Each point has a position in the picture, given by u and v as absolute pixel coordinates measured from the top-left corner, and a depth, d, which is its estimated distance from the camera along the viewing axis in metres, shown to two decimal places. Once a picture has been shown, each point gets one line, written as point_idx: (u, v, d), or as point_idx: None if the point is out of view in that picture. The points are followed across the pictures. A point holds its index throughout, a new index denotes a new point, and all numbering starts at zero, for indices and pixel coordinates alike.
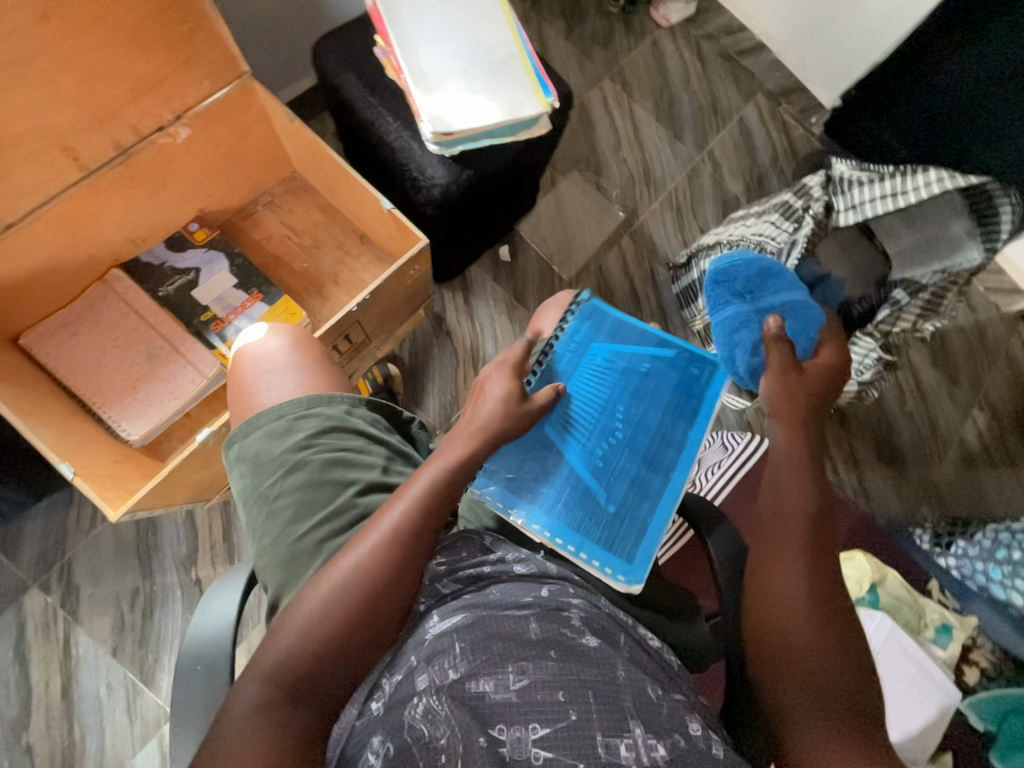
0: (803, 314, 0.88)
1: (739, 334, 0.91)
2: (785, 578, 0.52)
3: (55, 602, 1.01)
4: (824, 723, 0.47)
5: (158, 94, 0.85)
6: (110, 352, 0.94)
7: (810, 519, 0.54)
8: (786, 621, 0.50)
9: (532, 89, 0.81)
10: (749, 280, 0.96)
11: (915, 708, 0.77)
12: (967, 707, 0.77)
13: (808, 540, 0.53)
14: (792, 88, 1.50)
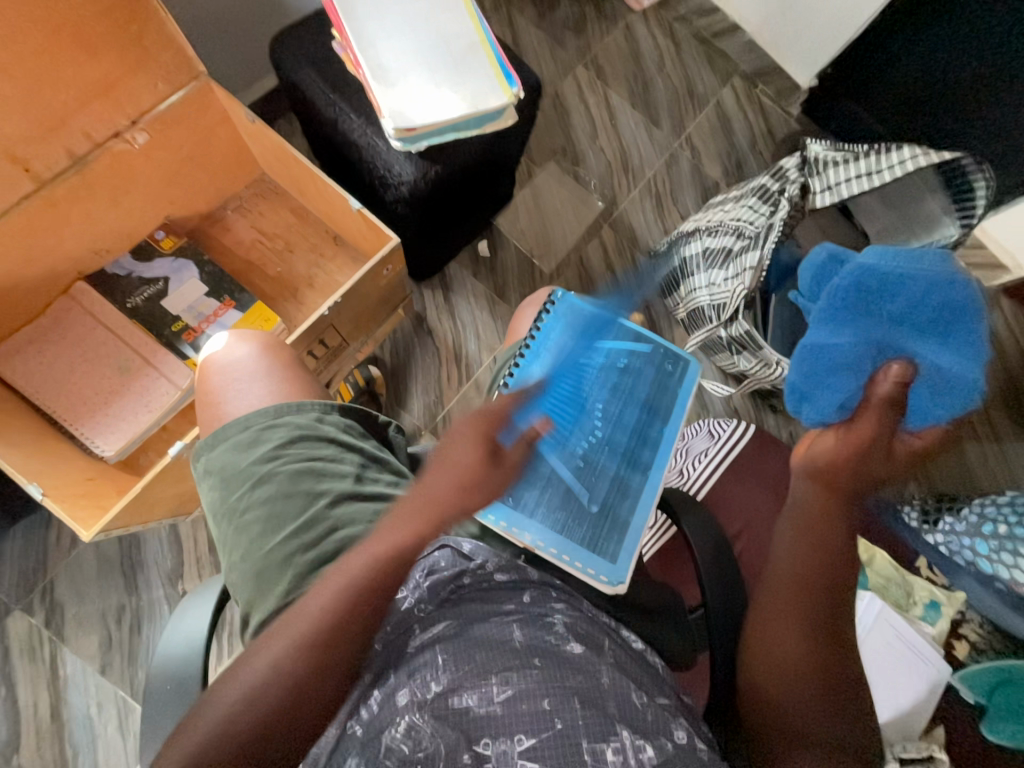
0: (957, 394, 0.49)
1: (837, 376, 0.55)
2: (782, 637, 0.48)
3: (39, 623, 0.99)
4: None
5: (110, 99, 0.82)
6: (79, 367, 0.92)
7: (807, 568, 0.49)
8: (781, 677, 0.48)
9: (496, 79, 0.79)
10: (912, 308, 0.54)
11: (903, 685, 0.76)
12: (959, 682, 0.78)
13: (806, 594, 0.49)
14: (769, 69, 1.49)
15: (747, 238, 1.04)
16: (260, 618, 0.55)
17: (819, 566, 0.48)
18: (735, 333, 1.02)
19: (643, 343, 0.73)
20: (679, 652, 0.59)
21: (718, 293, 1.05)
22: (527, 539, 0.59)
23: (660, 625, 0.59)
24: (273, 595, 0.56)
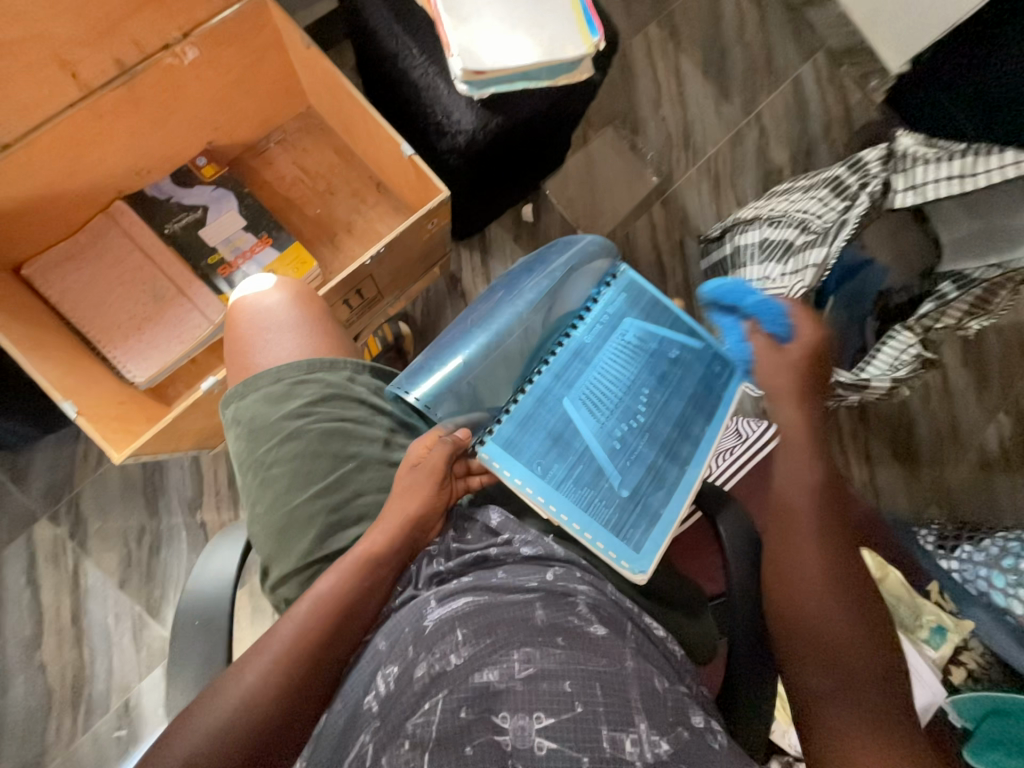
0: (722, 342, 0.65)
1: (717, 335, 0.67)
2: (800, 557, 0.51)
3: (64, 534, 1.03)
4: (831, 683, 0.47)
5: (164, 7, 0.77)
6: (115, 290, 0.91)
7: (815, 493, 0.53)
8: (807, 595, 0.50)
9: (576, 26, 0.72)
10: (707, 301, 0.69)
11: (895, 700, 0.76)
12: (949, 706, 0.76)
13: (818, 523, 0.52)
14: (858, 48, 1.36)
15: (812, 233, 0.97)
16: (282, 572, 0.56)
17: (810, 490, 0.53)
18: None
19: (699, 337, 0.67)
20: (700, 648, 0.58)
21: (772, 288, 0.99)
22: (537, 499, 0.57)
23: (682, 617, 0.58)
24: (296, 553, 0.56)
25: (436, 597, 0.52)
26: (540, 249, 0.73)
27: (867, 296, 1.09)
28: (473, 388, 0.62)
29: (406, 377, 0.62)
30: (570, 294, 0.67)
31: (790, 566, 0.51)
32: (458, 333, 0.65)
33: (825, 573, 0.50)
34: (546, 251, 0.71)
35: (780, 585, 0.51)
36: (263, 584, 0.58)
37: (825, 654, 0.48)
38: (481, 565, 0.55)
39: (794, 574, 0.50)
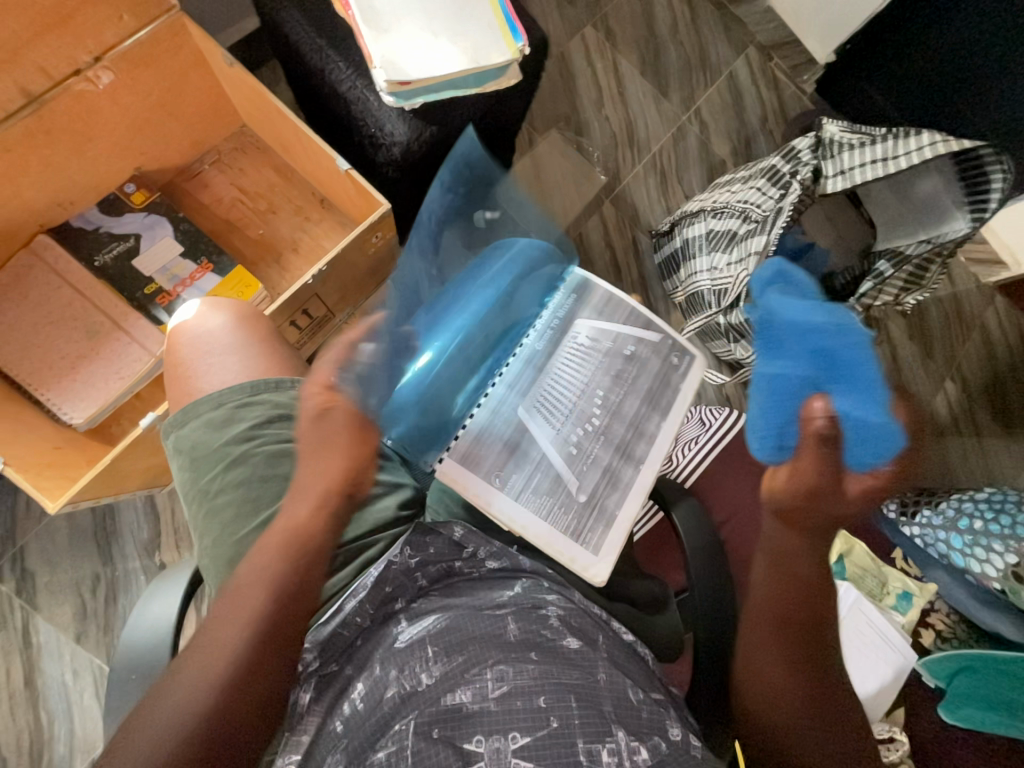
0: (868, 443, 0.47)
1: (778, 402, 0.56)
2: (776, 680, 0.47)
3: (10, 591, 0.97)
4: None
5: (70, 31, 0.74)
6: (43, 329, 0.86)
7: (797, 607, 0.48)
8: (782, 728, 0.46)
9: (500, 33, 0.72)
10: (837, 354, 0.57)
11: (872, 670, 0.76)
12: (921, 668, 0.78)
13: (795, 643, 0.47)
14: (786, 40, 1.41)
15: (753, 221, 0.99)
16: None
17: (796, 600, 0.48)
18: (734, 320, 0.99)
19: (653, 330, 0.66)
20: (667, 646, 0.58)
21: (720, 278, 1.02)
22: (498, 514, 0.57)
23: (649, 615, 0.58)
24: None
25: (406, 617, 0.52)
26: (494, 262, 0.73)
27: (811, 280, 1.11)
28: (421, 401, 0.61)
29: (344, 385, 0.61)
30: (521, 301, 0.67)
31: (759, 688, 0.48)
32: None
33: (800, 704, 0.46)
34: None
35: (755, 710, 0.48)
36: (217, 621, 0.55)
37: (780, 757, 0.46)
38: (445, 580, 0.54)
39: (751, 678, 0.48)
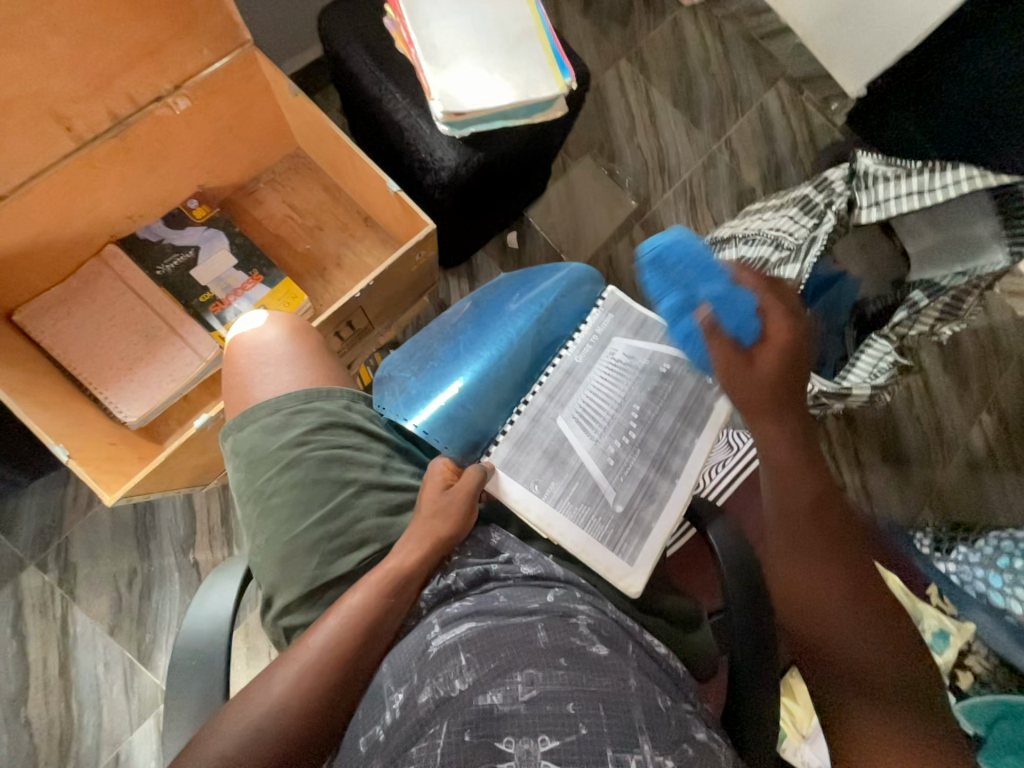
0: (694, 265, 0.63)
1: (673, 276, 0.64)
2: (816, 572, 0.48)
3: (53, 581, 1.01)
4: (865, 707, 0.46)
5: (155, 61, 0.81)
6: (106, 332, 0.92)
7: (801, 502, 0.51)
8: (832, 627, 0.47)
9: (549, 68, 0.77)
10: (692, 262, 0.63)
11: None
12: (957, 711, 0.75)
13: (823, 538, 0.49)
14: (816, 75, 1.45)
15: (786, 249, 1.01)
16: (285, 603, 0.55)
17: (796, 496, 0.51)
18: None
19: None
20: (699, 664, 0.57)
21: None
22: (535, 522, 0.56)
23: (682, 634, 0.58)
24: (299, 581, 0.55)
25: (437, 621, 0.49)
26: (526, 279, 0.72)
27: (842, 310, 1.14)
28: (472, 411, 0.61)
29: (379, 389, 0.63)
30: (560, 317, 0.66)
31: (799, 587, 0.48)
32: (447, 360, 0.64)
33: (838, 593, 0.47)
34: (532, 277, 0.71)
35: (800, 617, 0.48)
36: (265, 617, 0.57)
37: (857, 680, 0.46)
38: (481, 584, 0.52)
39: (820, 602, 0.47)
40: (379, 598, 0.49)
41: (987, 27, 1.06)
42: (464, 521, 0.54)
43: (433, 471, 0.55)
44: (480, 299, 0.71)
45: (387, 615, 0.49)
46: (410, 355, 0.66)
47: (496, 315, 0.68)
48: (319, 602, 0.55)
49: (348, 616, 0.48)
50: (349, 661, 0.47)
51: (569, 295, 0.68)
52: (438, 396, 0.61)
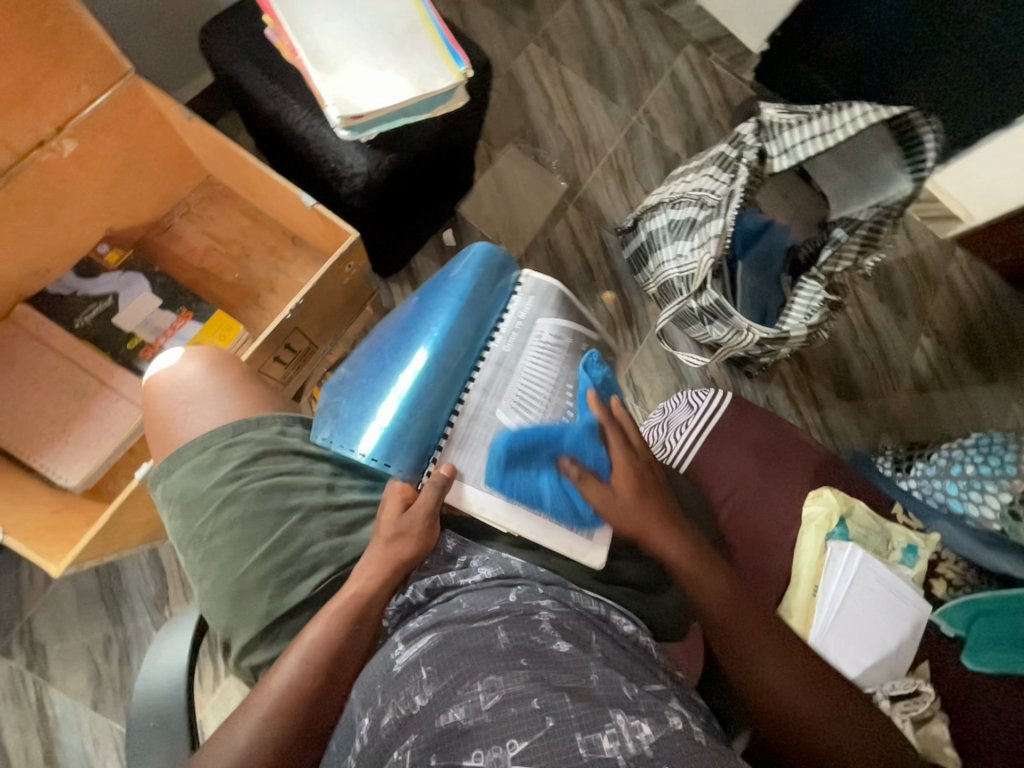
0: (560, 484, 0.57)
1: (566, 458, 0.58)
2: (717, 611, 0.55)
3: (21, 665, 0.95)
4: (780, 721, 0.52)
5: (30, 106, 0.77)
6: (31, 397, 0.87)
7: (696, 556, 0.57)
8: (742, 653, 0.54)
9: (442, 59, 0.76)
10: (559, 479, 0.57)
11: (889, 626, 0.74)
12: (938, 617, 0.75)
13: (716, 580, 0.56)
14: (720, 35, 1.48)
15: (710, 206, 1.04)
16: (244, 642, 0.53)
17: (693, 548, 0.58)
18: (705, 302, 1.02)
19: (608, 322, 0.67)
20: (662, 625, 0.59)
21: (687, 264, 1.05)
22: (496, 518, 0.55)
23: (650, 595, 0.59)
24: (254, 617, 0.53)
25: (402, 639, 0.49)
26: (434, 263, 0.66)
27: (776, 257, 1.16)
28: (417, 421, 0.57)
29: (319, 420, 0.60)
30: (489, 308, 0.63)
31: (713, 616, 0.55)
32: (374, 374, 0.60)
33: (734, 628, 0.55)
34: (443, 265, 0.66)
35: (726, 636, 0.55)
36: (229, 661, 0.55)
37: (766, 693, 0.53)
38: (444, 596, 0.52)
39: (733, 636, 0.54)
40: (339, 620, 0.48)
41: None
42: (427, 540, 0.52)
43: (391, 490, 0.53)
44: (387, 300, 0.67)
45: (350, 636, 0.48)
46: (339, 380, 0.62)
47: (417, 315, 0.63)
48: (282, 635, 0.53)
49: (308, 650, 0.47)
50: (315, 688, 0.46)
51: (485, 280, 0.64)
52: (373, 414, 0.57)
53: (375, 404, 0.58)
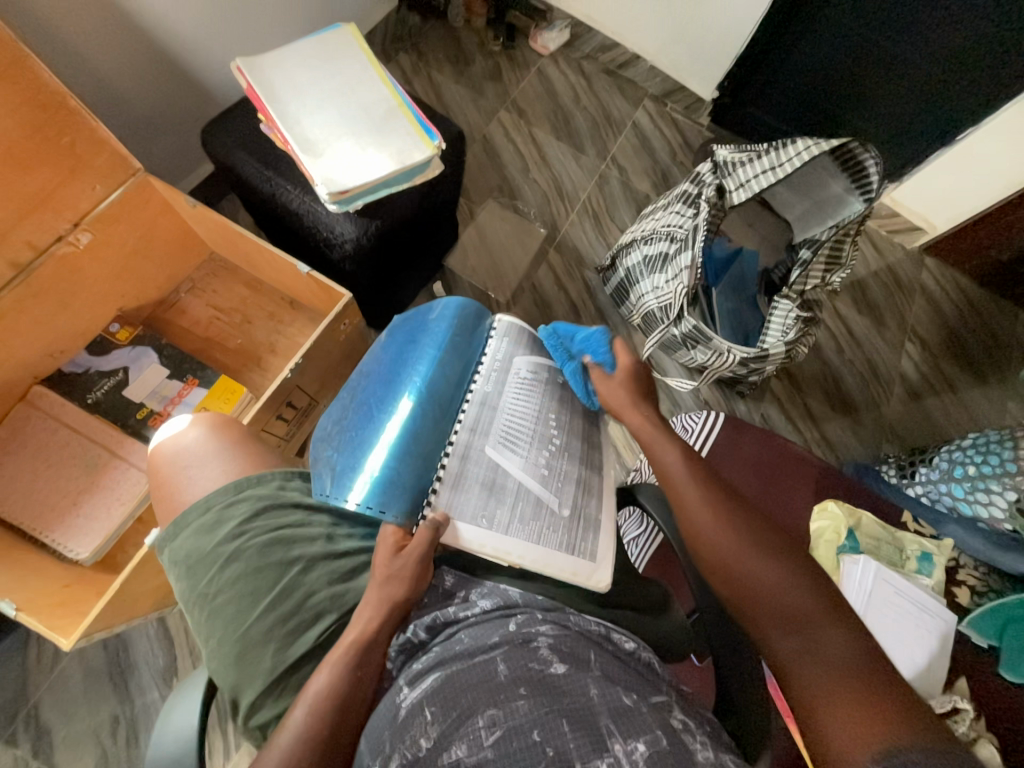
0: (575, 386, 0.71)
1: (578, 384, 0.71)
2: (712, 525, 0.56)
3: (26, 754, 0.93)
4: (788, 634, 0.49)
5: (50, 207, 0.85)
6: (44, 473, 0.90)
7: (685, 476, 0.60)
8: (739, 567, 0.53)
9: (417, 136, 0.85)
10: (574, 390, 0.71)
11: (917, 640, 0.70)
12: (966, 628, 0.73)
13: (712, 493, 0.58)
14: (673, 89, 1.60)
15: (679, 240, 1.10)
16: (251, 700, 0.53)
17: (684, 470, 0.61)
18: (685, 329, 1.07)
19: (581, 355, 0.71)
20: (671, 646, 0.59)
21: (663, 294, 1.11)
22: (498, 553, 0.56)
23: (651, 619, 0.59)
24: (260, 673, 0.54)
25: (405, 681, 0.49)
26: (410, 318, 0.72)
27: (749, 280, 1.22)
28: (413, 464, 0.60)
29: (316, 478, 0.63)
30: (464, 349, 0.68)
31: (706, 540, 0.56)
32: (363, 425, 0.62)
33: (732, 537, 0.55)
34: (420, 316, 0.71)
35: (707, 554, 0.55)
36: (237, 722, 0.54)
37: (768, 605, 0.50)
38: (444, 632, 0.53)
39: (725, 549, 0.54)
40: (344, 668, 0.49)
41: (799, 23, 1.26)
42: (420, 581, 0.54)
43: (385, 537, 0.56)
44: (367, 358, 0.71)
45: (355, 683, 0.49)
46: (328, 436, 0.65)
47: (398, 364, 0.67)
48: (288, 690, 0.54)
49: (314, 703, 0.47)
50: (323, 740, 0.46)
51: (459, 325, 0.69)
52: (366, 464, 0.60)
53: (368, 454, 0.60)
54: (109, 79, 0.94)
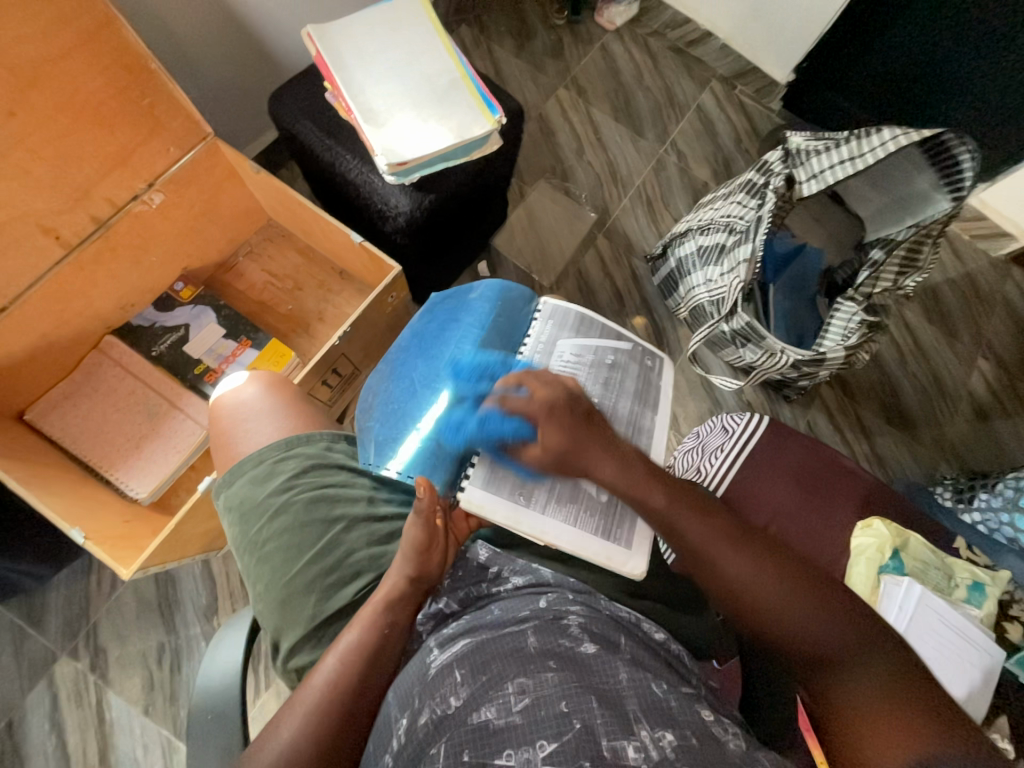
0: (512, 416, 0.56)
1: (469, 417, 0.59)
2: (725, 570, 0.50)
3: (85, 667, 1.02)
4: (828, 679, 0.46)
5: (129, 166, 0.89)
6: (112, 417, 0.98)
7: (680, 513, 0.53)
8: (758, 612, 0.49)
9: (478, 110, 0.84)
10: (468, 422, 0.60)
11: (953, 672, 0.66)
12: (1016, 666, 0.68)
13: (713, 530, 0.52)
14: (746, 70, 1.52)
15: (738, 232, 1.06)
16: (291, 644, 0.56)
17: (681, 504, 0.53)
18: (736, 325, 1.03)
19: (625, 341, 0.72)
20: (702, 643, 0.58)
21: (716, 288, 1.06)
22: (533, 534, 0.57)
23: (681, 614, 0.59)
24: (301, 620, 0.57)
25: (436, 643, 0.51)
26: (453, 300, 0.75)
27: (809, 280, 1.15)
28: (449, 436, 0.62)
29: (361, 446, 0.66)
30: (506, 331, 0.71)
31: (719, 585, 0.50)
32: (405, 398, 0.66)
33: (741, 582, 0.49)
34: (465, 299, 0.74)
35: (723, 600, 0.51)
36: (276, 663, 0.58)
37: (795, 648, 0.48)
38: (478, 604, 0.54)
39: (744, 594, 0.49)
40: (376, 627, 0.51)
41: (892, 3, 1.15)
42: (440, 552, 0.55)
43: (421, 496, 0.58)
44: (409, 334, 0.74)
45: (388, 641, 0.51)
46: (371, 406, 0.69)
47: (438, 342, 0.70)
48: (323, 640, 0.56)
49: (344, 653, 0.50)
50: (355, 688, 0.49)
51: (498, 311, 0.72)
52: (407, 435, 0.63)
53: (409, 426, 0.64)
54: (187, 43, 0.97)
